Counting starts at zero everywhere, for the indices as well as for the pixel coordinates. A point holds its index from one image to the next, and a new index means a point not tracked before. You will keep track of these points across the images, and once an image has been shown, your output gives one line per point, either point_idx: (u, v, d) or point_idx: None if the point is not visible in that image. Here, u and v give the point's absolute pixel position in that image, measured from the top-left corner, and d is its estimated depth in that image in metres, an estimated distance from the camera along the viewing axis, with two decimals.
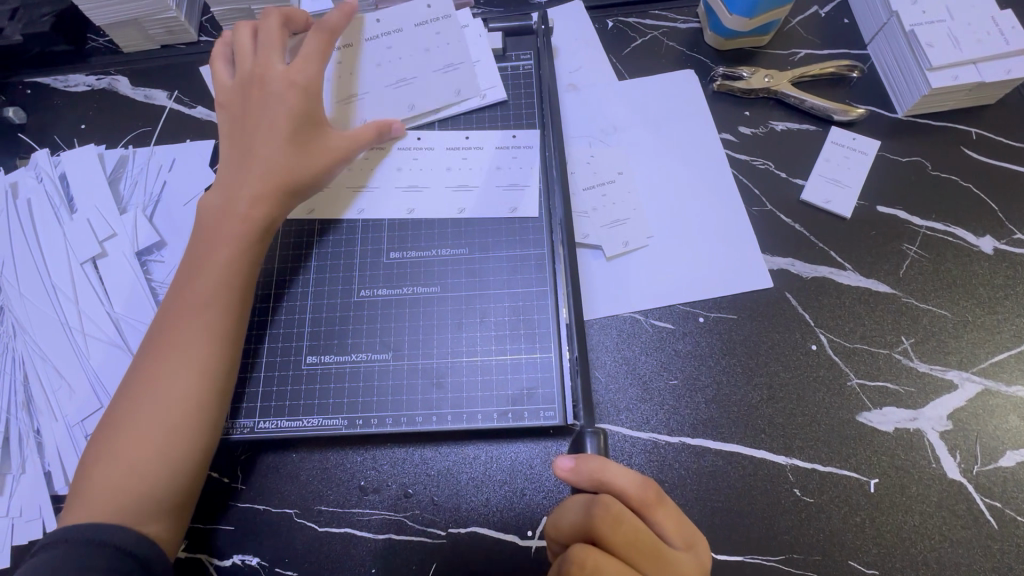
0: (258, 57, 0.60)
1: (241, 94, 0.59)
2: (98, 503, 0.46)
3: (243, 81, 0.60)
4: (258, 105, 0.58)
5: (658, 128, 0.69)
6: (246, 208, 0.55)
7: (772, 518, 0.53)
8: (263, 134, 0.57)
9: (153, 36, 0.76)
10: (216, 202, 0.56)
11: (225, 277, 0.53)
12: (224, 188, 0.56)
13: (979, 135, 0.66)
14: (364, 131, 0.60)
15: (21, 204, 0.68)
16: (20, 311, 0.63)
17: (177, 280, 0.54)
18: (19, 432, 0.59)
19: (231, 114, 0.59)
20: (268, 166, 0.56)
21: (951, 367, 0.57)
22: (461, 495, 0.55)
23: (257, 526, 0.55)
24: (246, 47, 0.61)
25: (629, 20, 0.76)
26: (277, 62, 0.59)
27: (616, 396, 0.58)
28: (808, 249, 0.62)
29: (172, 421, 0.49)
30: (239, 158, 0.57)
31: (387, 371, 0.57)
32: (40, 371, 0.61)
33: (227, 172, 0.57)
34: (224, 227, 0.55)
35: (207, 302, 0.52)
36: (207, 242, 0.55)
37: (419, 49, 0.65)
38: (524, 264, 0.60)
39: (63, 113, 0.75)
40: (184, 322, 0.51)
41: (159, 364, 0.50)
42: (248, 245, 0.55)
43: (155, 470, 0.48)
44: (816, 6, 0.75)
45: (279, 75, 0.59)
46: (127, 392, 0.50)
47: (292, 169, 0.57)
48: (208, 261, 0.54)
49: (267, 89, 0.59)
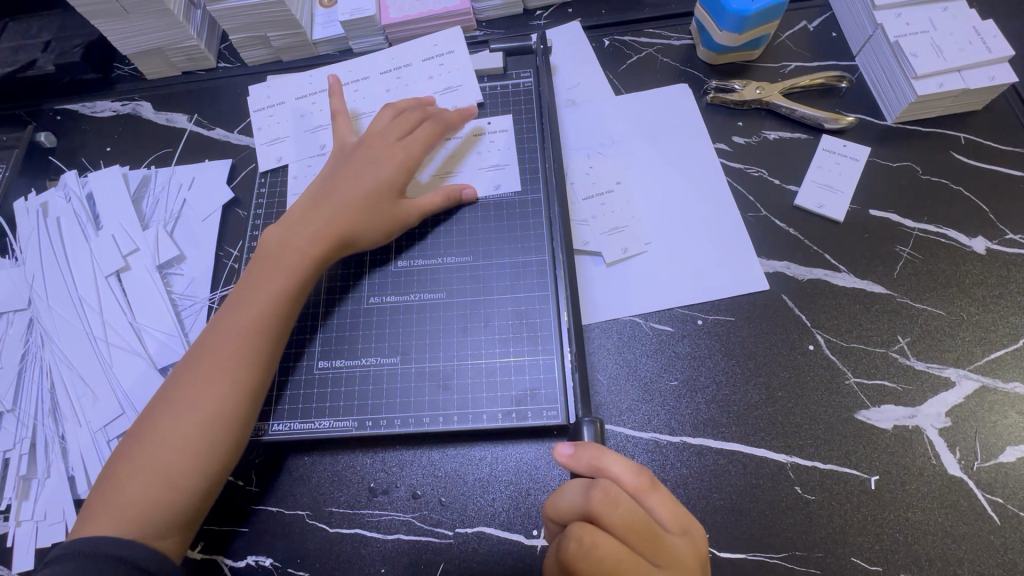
0: (385, 129, 0.64)
1: (351, 155, 0.64)
2: (119, 509, 0.47)
3: (357, 143, 0.65)
4: (358, 163, 0.62)
5: (655, 140, 0.72)
6: (301, 236, 0.58)
7: (775, 516, 0.53)
8: (344, 190, 0.61)
9: (174, 63, 0.81)
10: (281, 232, 0.59)
11: (273, 299, 0.55)
12: (290, 223, 0.59)
13: (967, 140, 0.68)
14: (434, 199, 0.63)
15: (51, 222, 0.72)
16: (48, 322, 0.67)
17: (232, 298, 0.56)
18: (46, 438, 0.62)
19: (335, 166, 0.64)
20: (334, 212, 0.59)
21: (947, 365, 0.58)
22: (468, 495, 0.56)
23: (270, 526, 0.57)
24: (381, 117, 0.66)
25: (625, 38, 0.80)
26: (395, 137, 0.64)
27: (618, 398, 0.59)
28: (802, 251, 0.64)
29: (207, 438, 0.50)
30: (320, 203, 0.60)
31: (395, 374, 0.59)
32: (66, 379, 0.64)
33: (298, 209, 0.60)
34: (283, 257, 0.57)
35: (257, 323, 0.54)
36: (265, 268, 0.57)
37: (425, 77, 0.72)
38: (526, 270, 0.62)
39: (90, 136, 0.80)
40: (231, 340, 0.53)
41: (201, 377, 0.52)
42: (300, 273, 0.57)
43: (180, 483, 0.49)
44: (804, 21, 0.78)
45: (389, 146, 0.63)
46: (166, 401, 0.51)
47: (360, 222, 0.60)
48: (262, 286, 0.56)
49: (371, 153, 0.63)
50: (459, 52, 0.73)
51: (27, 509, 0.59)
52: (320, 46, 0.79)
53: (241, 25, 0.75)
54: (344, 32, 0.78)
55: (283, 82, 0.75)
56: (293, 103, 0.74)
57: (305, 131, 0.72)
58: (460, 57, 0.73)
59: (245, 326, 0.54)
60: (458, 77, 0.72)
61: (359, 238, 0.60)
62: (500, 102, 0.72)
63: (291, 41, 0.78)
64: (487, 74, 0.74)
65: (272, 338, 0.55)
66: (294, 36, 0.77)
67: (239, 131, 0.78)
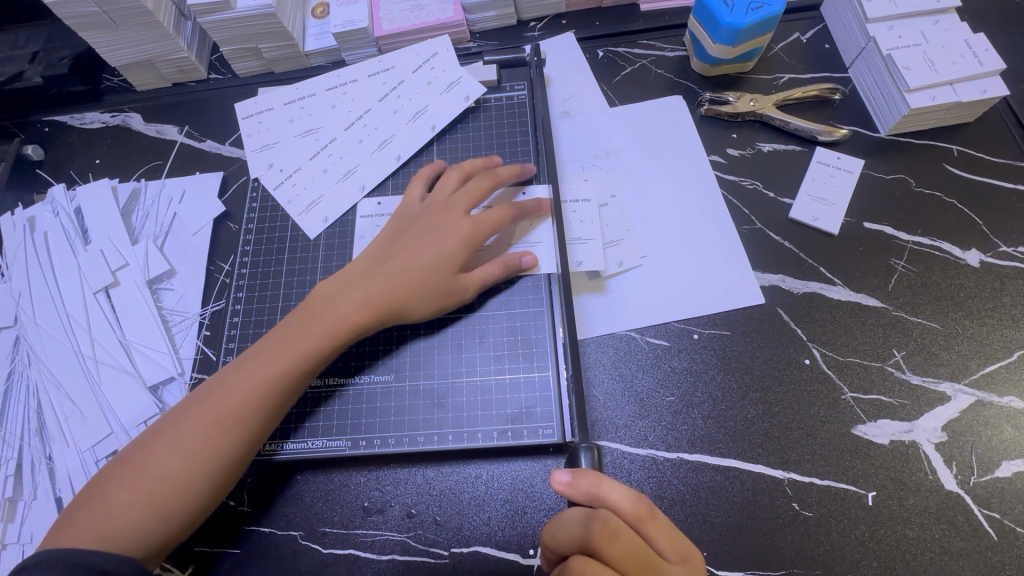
0: (453, 198, 0.61)
1: (416, 218, 0.61)
2: (99, 526, 0.46)
3: (426, 207, 0.61)
4: (421, 233, 0.59)
5: (649, 152, 0.72)
6: (348, 301, 0.56)
7: (771, 532, 0.53)
8: (401, 260, 0.57)
9: (164, 74, 0.80)
10: (331, 290, 0.57)
11: (301, 357, 0.53)
12: (344, 282, 0.57)
13: (960, 152, 0.68)
14: (492, 272, 0.59)
15: (37, 236, 0.71)
16: (36, 340, 0.66)
17: (266, 340, 0.55)
18: (32, 459, 0.60)
19: (397, 228, 0.61)
20: (384, 281, 0.56)
21: (943, 379, 0.58)
22: (464, 514, 0.56)
23: (261, 548, 0.56)
24: (448, 182, 0.63)
25: (619, 49, 0.79)
26: (461, 207, 0.60)
27: (614, 414, 0.59)
28: (798, 265, 0.64)
29: (202, 474, 0.49)
30: (374, 268, 0.58)
31: (389, 392, 0.58)
32: (53, 399, 0.63)
33: (352, 270, 0.58)
34: (324, 317, 0.55)
35: (284, 374, 0.52)
36: (303, 324, 0.55)
37: (423, 84, 0.72)
38: (521, 285, 0.62)
39: (78, 149, 0.79)
40: (251, 381, 0.51)
41: (209, 413, 0.50)
42: (335, 338, 0.54)
43: (167, 510, 0.48)
44: (796, 33, 0.78)
45: (456, 219, 0.59)
46: (171, 425, 0.50)
47: (409, 294, 0.56)
48: (297, 338, 0.54)
49: (437, 221, 0.59)
50: (446, 53, 0.73)
51: (12, 532, 0.57)
52: (312, 57, 0.79)
53: (232, 37, 0.74)
54: (336, 44, 0.78)
55: (274, 95, 0.75)
56: (284, 112, 0.73)
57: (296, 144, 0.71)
58: (449, 58, 0.73)
59: (269, 371, 0.52)
60: (456, 73, 0.72)
61: (405, 312, 0.56)
62: (494, 116, 0.72)
63: (283, 52, 0.77)
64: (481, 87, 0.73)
65: (293, 389, 0.53)
66: (286, 47, 0.77)
67: (230, 143, 0.77)
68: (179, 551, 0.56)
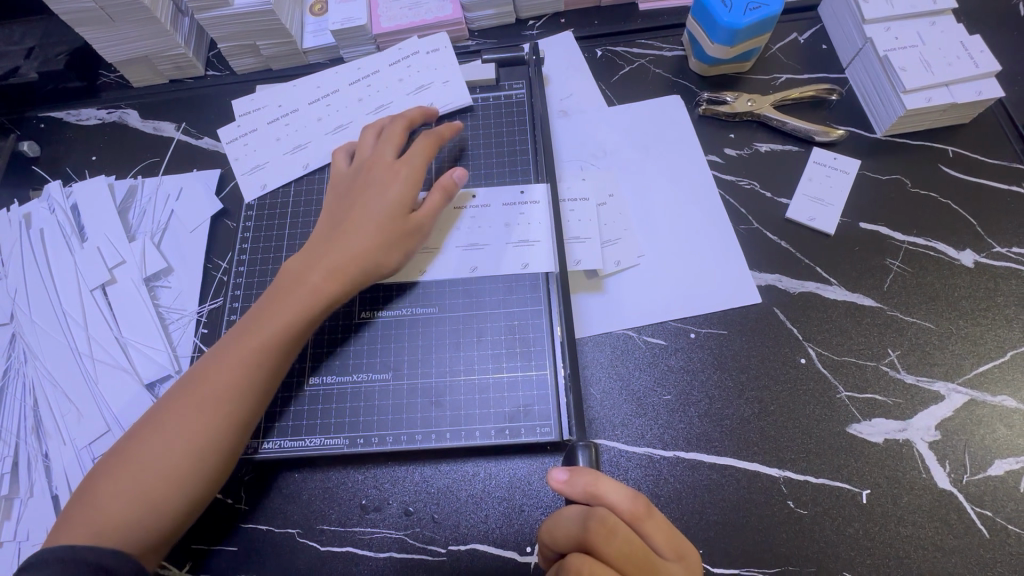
0: (375, 151, 0.62)
1: (349, 176, 0.61)
2: (94, 525, 0.46)
3: (356, 168, 0.62)
4: (358, 187, 0.60)
5: (646, 151, 0.72)
6: (319, 272, 0.56)
7: (766, 530, 0.54)
8: (358, 221, 0.58)
9: (162, 71, 0.80)
10: (300, 265, 0.57)
11: (275, 331, 0.53)
12: (311, 254, 0.57)
13: (956, 153, 0.69)
14: (435, 200, 0.60)
15: (34, 233, 0.70)
16: (32, 337, 0.65)
17: (241, 323, 0.55)
18: (28, 457, 0.60)
19: (336, 190, 0.62)
20: (348, 245, 0.57)
21: (936, 378, 0.59)
22: (461, 512, 0.56)
23: (259, 546, 0.56)
24: (366, 141, 0.63)
25: (617, 49, 0.79)
26: (387, 156, 0.61)
27: (611, 412, 0.59)
28: (794, 265, 0.64)
29: (194, 464, 0.49)
30: (339, 236, 0.58)
31: (387, 391, 0.59)
32: (49, 396, 0.63)
33: (317, 241, 0.58)
34: (295, 289, 0.55)
35: (260, 352, 0.52)
36: (275, 301, 0.55)
37: (417, 77, 0.72)
38: (519, 284, 0.62)
39: (75, 146, 0.78)
40: (229, 364, 0.52)
41: (193, 403, 0.50)
42: (309, 308, 0.54)
43: (163, 505, 0.48)
44: (794, 33, 0.78)
45: (389, 165, 0.60)
46: (155, 419, 0.50)
47: (374, 251, 0.57)
48: (270, 315, 0.54)
49: (368, 174, 0.60)
50: (443, 49, 0.73)
51: (9, 530, 0.57)
52: (311, 55, 0.79)
53: (229, 34, 0.74)
54: (335, 41, 0.77)
55: (271, 90, 0.74)
56: (280, 108, 0.73)
57: (292, 140, 0.71)
58: (445, 54, 0.73)
59: (245, 350, 0.52)
60: (452, 71, 0.72)
61: (375, 271, 0.57)
62: (492, 114, 0.72)
63: (281, 49, 0.77)
64: (479, 85, 0.73)
65: (273, 367, 0.53)
66: (284, 45, 0.77)
67: None
68: (176, 549, 0.56)
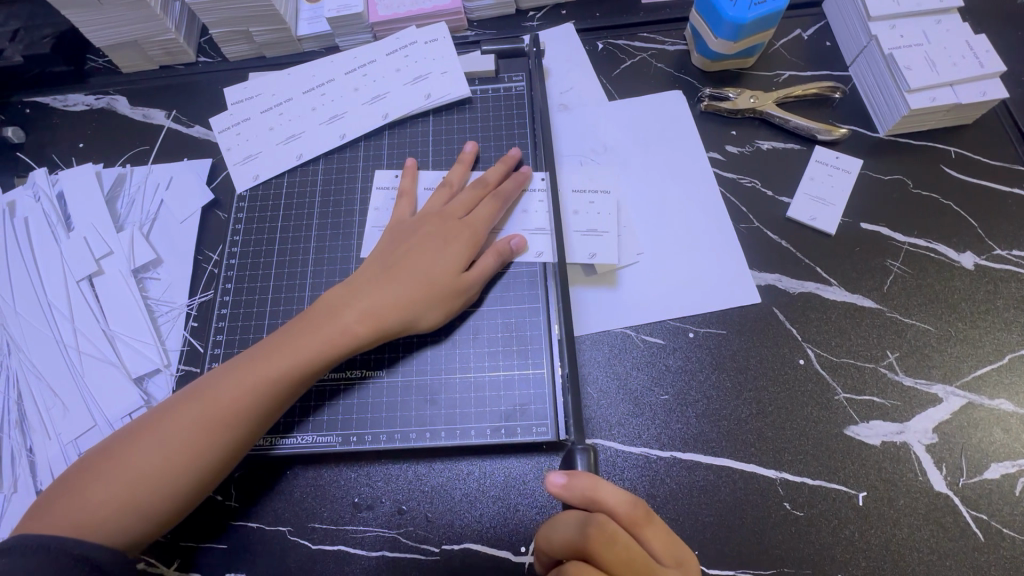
0: (445, 208, 0.60)
1: (413, 227, 0.60)
2: (70, 514, 0.45)
3: (420, 220, 0.60)
4: (422, 241, 0.58)
5: (647, 147, 0.71)
6: (353, 309, 0.54)
7: (761, 532, 0.53)
8: (402, 268, 0.56)
9: (151, 57, 0.77)
10: (337, 296, 0.55)
11: (296, 366, 0.51)
12: (352, 287, 0.56)
13: (957, 154, 0.68)
14: (487, 264, 0.58)
15: (18, 221, 0.69)
16: (16, 328, 0.64)
17: (265, 344, 0.53)
18: (12, 451, 0.59)
19: (395, 237, 0.60)
20: (386, 288, 0.55)
21: (934, 381, 0.58)
22: (455, 511, 0.55)
23: (250, 543, 0.55)
24: (438, 196, 0.62)
25: (619, 42, 0.78)
26: (455, 215, 0.60)
27: (608, 411, 0.58)
28: (794, 265, 0.64)
29: (180, 475, 0.48)
30: (379, 273, 0.56)
31: (382, 388, 0.58)
32: (34, 389, 0.61)
33: (360, 275, 0.57)
34: (325, 324, 0.53)
35: (277, 382, 0.51)
36: (304, 331, 0.53)
37: (415, 67, 0.71)
38: (516, 280, 0.61)
39: (61, 132, 0.76)
40: (243, 385, 0.50)
41: (195, 416, 0.49)
42: (334, 348, 0.53)
43: (137, 500, 0.46)
44: (798, 29, 0.77)
45: (454, 226, 0.59)
46: (155, 420, 0.49)
47: (413, 303, 0.55)
48: (293, 346, 0.52)
49: (433, 231, 0.59)
50: (441, 38, 0.71)
51: None
52: (306, 42, 0.77)
53: (221, 19, 0.72)
54: (330, 29, 0.76)
55: (263, 78, 0.72)
56: (274, 96, 0.71)
57: (285, 130, 0.69)
58: (444, 45, 0.71)
59: (262, 377, 0.51)
60: (450, 62, 0.70)
61: (405, 319, 0.55)
62: (491, 108, 0.70)
63: (275, 36, 0.75)
64: (478, 77, 0.72)
65: (283, 398, 0.52)
66: (277, 31, 0.75)
67: None
68: (165, 545, 0.55)
